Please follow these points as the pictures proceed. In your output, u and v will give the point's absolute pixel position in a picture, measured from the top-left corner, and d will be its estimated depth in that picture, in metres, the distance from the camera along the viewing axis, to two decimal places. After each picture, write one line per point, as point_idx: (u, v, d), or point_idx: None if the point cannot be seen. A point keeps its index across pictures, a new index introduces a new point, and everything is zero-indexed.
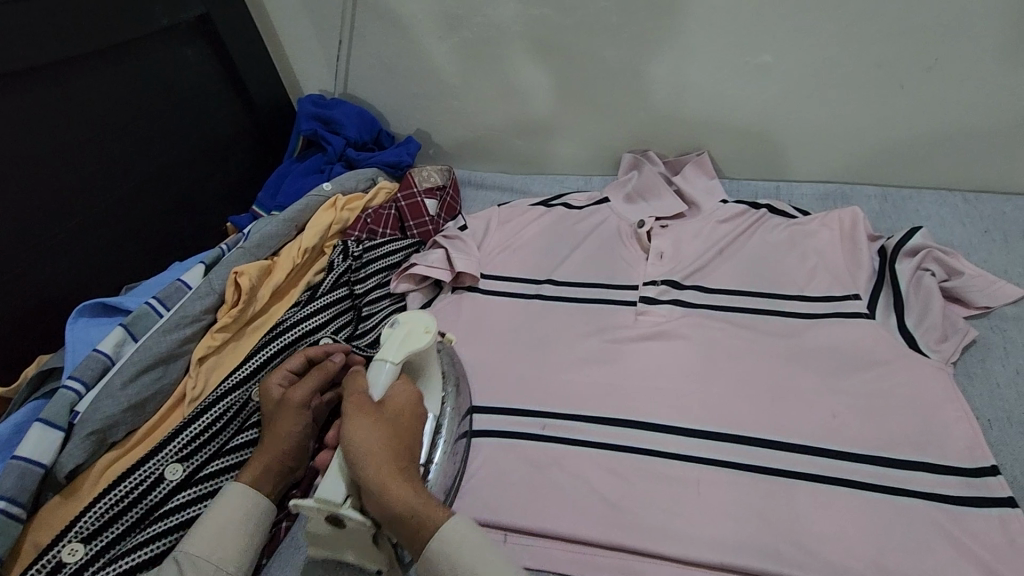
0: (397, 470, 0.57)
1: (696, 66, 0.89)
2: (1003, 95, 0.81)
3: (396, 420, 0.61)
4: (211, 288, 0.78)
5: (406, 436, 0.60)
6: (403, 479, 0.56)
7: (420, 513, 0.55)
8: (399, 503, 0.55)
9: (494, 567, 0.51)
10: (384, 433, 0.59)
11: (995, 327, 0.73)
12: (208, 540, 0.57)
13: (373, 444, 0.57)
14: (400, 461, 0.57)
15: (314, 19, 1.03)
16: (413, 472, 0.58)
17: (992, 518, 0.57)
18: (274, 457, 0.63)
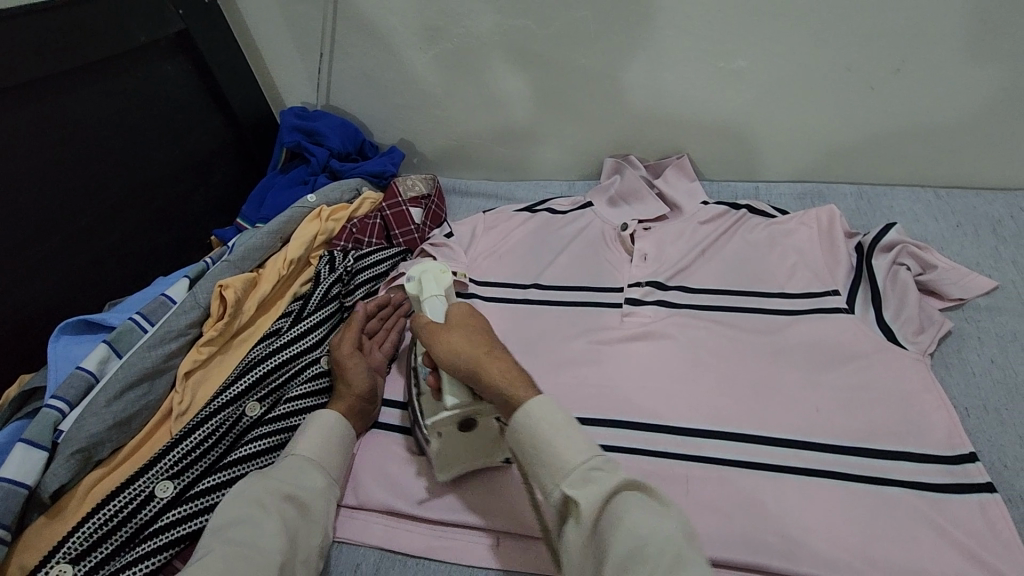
0: (484, 356, 0.59)
1: (673, 72, 0.90)
2: (969, 95, 0.83)
3: (468, 322, 0.64)
4: (196, 301, 0.77)
5: (483, 330, 0.63)
6: (492, 363, 0.59)
7: (512, 388, 0.57)
8: (495, 382, 0.58)
9: (568, 453, 0.53)
10: (459, 335, 0.62)
11: (969, 318, 0.75)
12: (320, 443, 0.66)
13: (453, 344, 0.61)
14: (484, 349, 0.60)
15: (294, 32, 1.03)
16: (502, 356, 0.60)
17: (972, 504, 0.58)
18: (356, 399, 0.71)
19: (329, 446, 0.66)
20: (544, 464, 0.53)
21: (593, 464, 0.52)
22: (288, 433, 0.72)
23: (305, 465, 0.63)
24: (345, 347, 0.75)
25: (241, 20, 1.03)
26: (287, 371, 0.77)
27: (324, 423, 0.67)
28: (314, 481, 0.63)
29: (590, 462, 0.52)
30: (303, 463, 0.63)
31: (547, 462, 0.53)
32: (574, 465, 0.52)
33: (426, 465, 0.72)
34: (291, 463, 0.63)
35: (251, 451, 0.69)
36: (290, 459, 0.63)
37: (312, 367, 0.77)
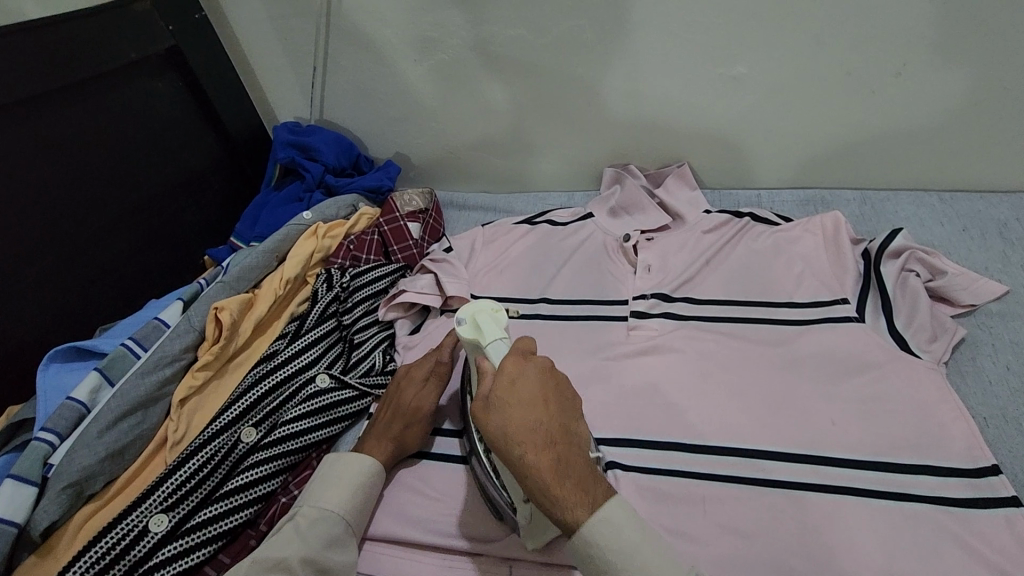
0: (554, 461, 0.52)
1: (672, 81, 0.90)
2: (970, 97, 0.83)
3: (540, 397, 0.56)
4: (191, 325, 0.75)
5: (554, 415, 0.55)
6: (561, 471, 0.52)
7: (577, 502, 0.52)
8: (558, 496, 0.51)
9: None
10: (527, 422, 0.54)
11: (982, 324, 0.74)
12: (357, 504, 0.64)
13: (518, 435, 0.53)
14: (556, 448, 0.53)
15: (285, 47, 1.01)
16: (575, 453, 0.54)
17: (998, 518, 0.57)
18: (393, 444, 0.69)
19: (364, 509, 0.64)
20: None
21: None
22: (286, 459, 0.69)
23: (339, 529, 0.62)
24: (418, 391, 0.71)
25: (232, 34, 1.01)
26: (285, 394, 0.74)
27: (365, 479, 0.65)
28: (344, 549, 0.61)
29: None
30: (339, 528, 0.62)
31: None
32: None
33: (432, 489, 0.69)
34: (328, 525, 0.61)
35: (248, 479, 0.66)
36: (329, 519, 0.62)
37: (309, 388, 0.74)
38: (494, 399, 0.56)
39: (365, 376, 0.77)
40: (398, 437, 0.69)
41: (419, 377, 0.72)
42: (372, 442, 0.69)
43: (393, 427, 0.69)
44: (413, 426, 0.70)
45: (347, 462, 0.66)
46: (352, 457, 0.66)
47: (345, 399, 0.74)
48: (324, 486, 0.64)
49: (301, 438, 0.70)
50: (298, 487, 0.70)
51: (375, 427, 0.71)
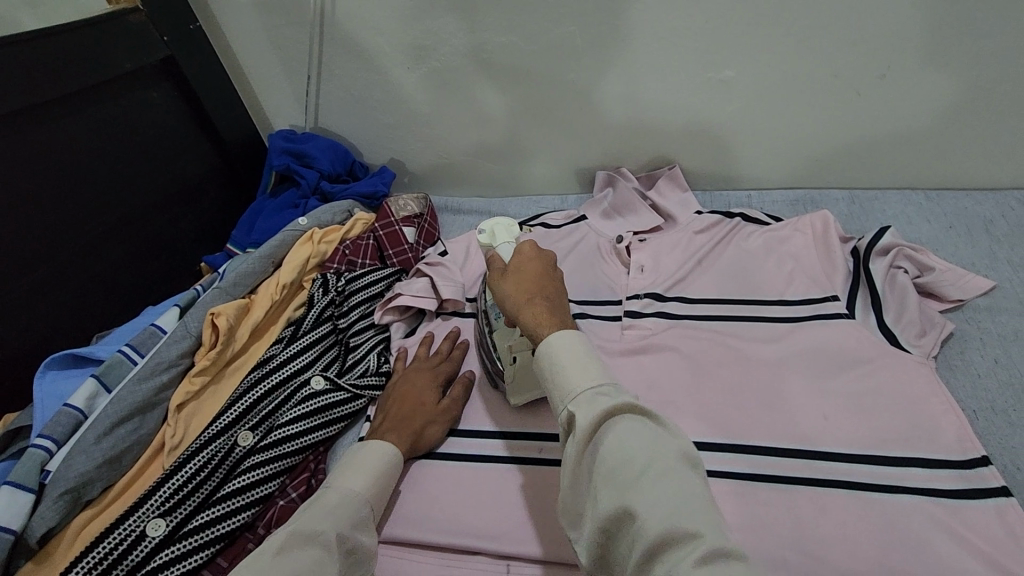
0: (541, 301, 0.60)
1: (662, 85, 0.91)
2: (953, 96, 0.84)
3: (543, 269, 0.65)
4: (187, 331, 0.75)
5: (551, 281, 0.64)
6: (544, 307, 0.59)
7: (550, 322, 0.57)
8: (535, 319, 0.58)
9: (578, 376, 0.50)
10: (526, 276, 0.63)
11: (970, 319, 0.75)
12: (376, 490, 0.63)
13: (519, 285, 0.62)
14: (544, 295, 0.61)
15: (279, 56, 1.02)
16: (560, 302, 0.61)
17: (988, 509, 0.57)
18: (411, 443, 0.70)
19: (380, 498, 0.63)
20: (557, 389, 0.52)
21: (601, 390, 0.49)
22: (283, 462, 0.69)
23: (364, 511, 0.59)
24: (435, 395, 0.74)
25: (226, 44, 1.02)
26: (281, 398, 0.74)
27: (384, 467, 0.65)
28: (367, 531, 0.58)
29: (595, 389, 0.49)
30: (364, 511, 0.59)
31: (557, 387, 0.52)
32: (583, 389, 0.49)
33: (430, 490, 0.69)
34: (353, 505, 0.58)
35: (245, 482, 0.66)
36: (353, 500, 0.59)
37: (305, 391, 0.75)
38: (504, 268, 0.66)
39: (360, 378, 0.78)
40: (417, 433, 0.70)
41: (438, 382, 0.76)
42: (391, 433, 0.69)
43: (414, 422, 0.71)
44: (432, 425, 0.72)
45: (373, 450, 0.65)
46: (379, 446, 0.66)
47: (341, 400, 0.75)
48: (344, 470, 0.63)
49: (298, 440, 0.71)
50: (296, 490, 0.70)
51: (393, 419, 0.71)
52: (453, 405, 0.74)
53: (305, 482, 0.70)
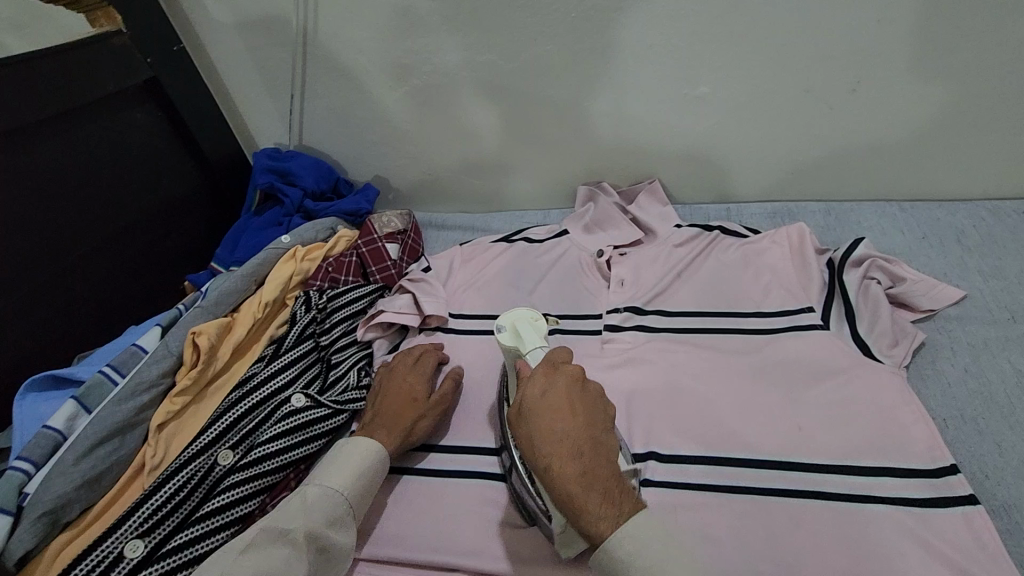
0: (585, 475, 0.53)
1: (639, 102, 0.93)
2: (922, 110, 0.86)
3: (575, 412, 0.57)
4: (169, 350, 0.76)
5: (586, 429, 0.56)
6: (592, 485, 0.53)
7: (600, 510, 0.52)
8: (585, 507, 0.52)
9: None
10: (558, 433, 0.55)
11: (943, 328, 0.76)
12: (359, 487, 0.64)
13: (552, 449, 0.55)
14: (586, 462, 0.54)
15: (263, 76, 1.04)
16: (605, 463, 0.55)
17: (957, 516, 0.58)
18: (401, 434, 0.70)
19: (365, 494, 0.65)
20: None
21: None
22: (263, 480, 0.69)
23: (342, 508, 0.62)
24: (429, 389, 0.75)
25: (211, 65, 1.04)
26: (262, 415, 0.75)
27: (370, 461, 0.66)
28: (344, 527, 0.62)
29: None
30: (342, 508, 0.62)
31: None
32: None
33: (412, 507, 0.70)
34: (330, 503, 0.62)
35: (224, 501, 0.66)
36: (332, 497, 0.62)
37: (285, 409, 0.75)
38: (529, 414, 0.57)
39: (342, 395, 0.78)
40: (409, 428, 0.71)
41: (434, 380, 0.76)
42: (383, 430, 0.70)
43: (405, 418, 0.71)
44: (425, 418, 0.72)
45: (358, 444, 0.67)
46: (367, 442, 0.67)
47: (321, 417, 0.75)
48: (328, 467, 0.65)
49: (278, 458, 0.71)
50: (276, 508, 0.71)
51: (382, 416, 0.72)
52: (444, 397, 0.74)
53: (285, 500, 0.71)
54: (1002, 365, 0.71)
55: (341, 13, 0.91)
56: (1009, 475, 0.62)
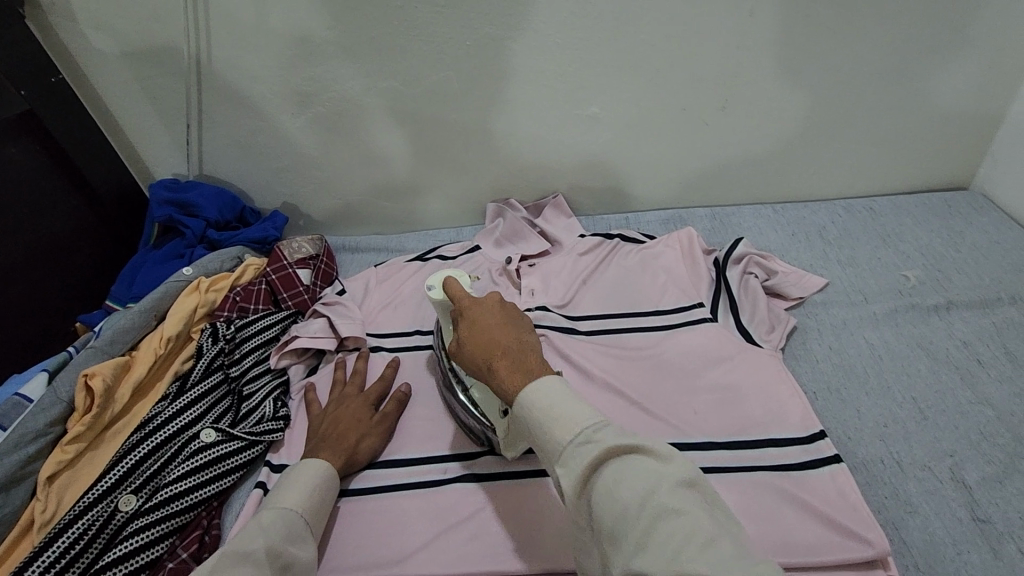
0: (507, 360, 0.56)
1: (538, 122, 0.98)
2: (779, 122, 0.98)
3: (501, 319, 0.61)
4: (57, 397, 0.72)
5: (509, 330, 0.60)
6: (512, 364, 0.56)
7: (522, 379, 0.55)
8: (507, 382, 0.55)
9: (558, 431, 0.50)
10: (486, 336, 0.59)
11: (810, 313, 0.86)
12: (313, 501, 0.64)
13: (477, 344, 0.59)
14: (511, 354, 0.57)
15: (156, 105, 1.00)
16: (528, 349, 0.58)
17: (826, 475, 0.66)
18: (344, 452, 0.70)
19: (320, 509, 0.64)
20: (543, 445, 0.51)
21: (581, 436, 0.49)
22: (173, 521, 0.67)
23: (298, 524, 0.61)
24: (366, 407, 0.76)
25: (97, 97, 1.00)
26: (168, 455, 0.72)
27: (318, 481, 0.66)
28: (304, 545, 0.60)
29: (577, 437, 0.49)
30: (300, 525, 0.61)
31: (544, 445, 0.51)
32: (563, 443, 0.49)
33: (335, 526, 0.69)
34: (288, 519, 0.60)
35: (127, 549, 0.64)
36: (287, 517, 0.60)
37: (193, 446, 0.72)
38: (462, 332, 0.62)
39: (254, 426, 0.76)
40: (353, 448, 0.71)
41: (371, 398, 0.78)
42: (326, 451, 0.70)
43: (349, 437, 0.72)
44: (367, 438, 0.73)
45: (304, 468, 0.66)
46: (316, 463, 0.67)
47: (233, 450, 0.73)
48: (277, 493, 0.64)
49: (187, 498, 0.68)
50: (187, 550, 0.67)
51: (326, 437, 0.71)
52: (386, 418, 0.76)
53: (197, 540, 0.67)
54: (857, 341, 0.81)
55: (236, 42, 0.91)
56: (866, 435, 0.71)
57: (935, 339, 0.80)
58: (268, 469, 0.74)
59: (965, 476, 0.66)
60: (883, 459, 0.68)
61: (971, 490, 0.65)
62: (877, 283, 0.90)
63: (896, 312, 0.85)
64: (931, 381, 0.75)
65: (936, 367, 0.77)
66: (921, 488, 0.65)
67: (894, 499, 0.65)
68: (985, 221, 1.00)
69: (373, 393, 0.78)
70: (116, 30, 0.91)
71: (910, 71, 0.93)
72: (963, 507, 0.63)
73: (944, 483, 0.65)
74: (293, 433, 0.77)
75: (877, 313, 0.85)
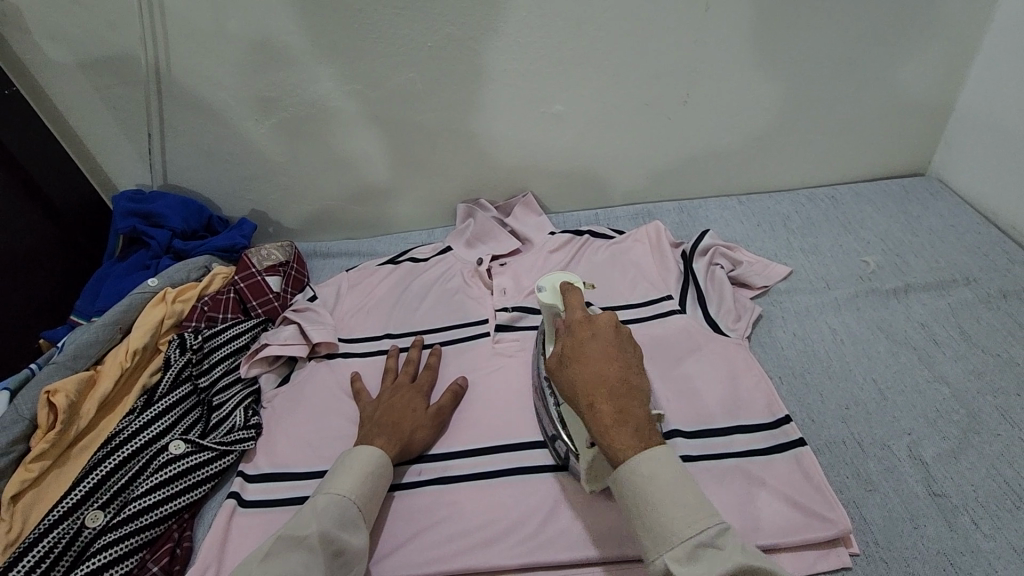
0: (610, 406, 0.56)
1: (504, 121, 0.99)
2: (739, 115, 1.00)
3: (612, 350, 0.60)
4: (19, 414, 0.71)
5: (621, 370, 0.58)
6: (618, 415, 0.55)
7: (630, 442, 0.54)
8: (613, 438, 0.54)
9: (678, 523, 0.49)
10: (598, 374, 0.58)
11: (775, 301, 0.88)
12: (367, 489, 0.63)
13: (586, 386, 0.57)
14: (619, 399, 0.56)
15: (115, 115, 0.98)
16: (636, 401, 0.56)
17: (791, 458, 0.67)
18: (396, 435, 0.69)
19: (374, 495, 0.64)
20: (652, 527, 0.50)
21: (704, 540, 0.48)
22: (143, 535, 0.66)
23: (351, 512, 0.61)
24: (421, 399, 0.75)
25: (54, 109, 0.98)
26: (136, 469, 0.71)
27: (374, 467, 0.64)
28: (356, 532, 0.60)
29: (699, 538, 0.48)
30: (353, 512, 0.61)
31: (655, 528, 0.50)
32: (681, 538, 0.49)
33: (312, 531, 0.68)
34: (340, 508, 0.60)
35: (96, 566, 0.63)
36: (340, 503, 0.60)
37: (162, 458, 0.72)
38: (565, 355, 0.61)
39: (225, 436, 0.76)
40: (408, 437, 0.70)
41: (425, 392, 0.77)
42: (380, 437, 0.69)
43: (403, 426, 0.71)
44: (422, 427, 0.72)
45: (361, 453, 0.65)
46: (371, 449, 0.66)
47: (204, 461, 0.72)
48: (333, 475, 0.64)
49: (156, 511, 0.67)
50: (158, 564, 0.66)
51: (381, 423, 0.71)
52: (442, 410, 0.75)
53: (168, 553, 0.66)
54: (821, 327, 0.83)
55: (195, 49, 0.90)
56: (828, 417, 0.72)
57: (894, 322, 0.83)
58: (241, 479, 0.73)
59: (923, 453, 0.68)
60: (845, 440, 0.70)
61: (927, 466, 0.67)
62: (839, 270, 0.92)
63: (857, 297, 0.87)
64: (890, 363, 0.78)
65: (895, 348, 0.79)
66: (881, 466, 0.67)
67: (856, 478, 0.67)
68: (940, 206, 1.03)
69: (427, 388, 0.77)
70: (70, 39, 0.90)
71: (863, 61, 0.96)
72: (921, 483, 0.65)
73: (903, 460, 0.67)
74: (269, 441, 0.77)
75: (838, 299, 0.87)
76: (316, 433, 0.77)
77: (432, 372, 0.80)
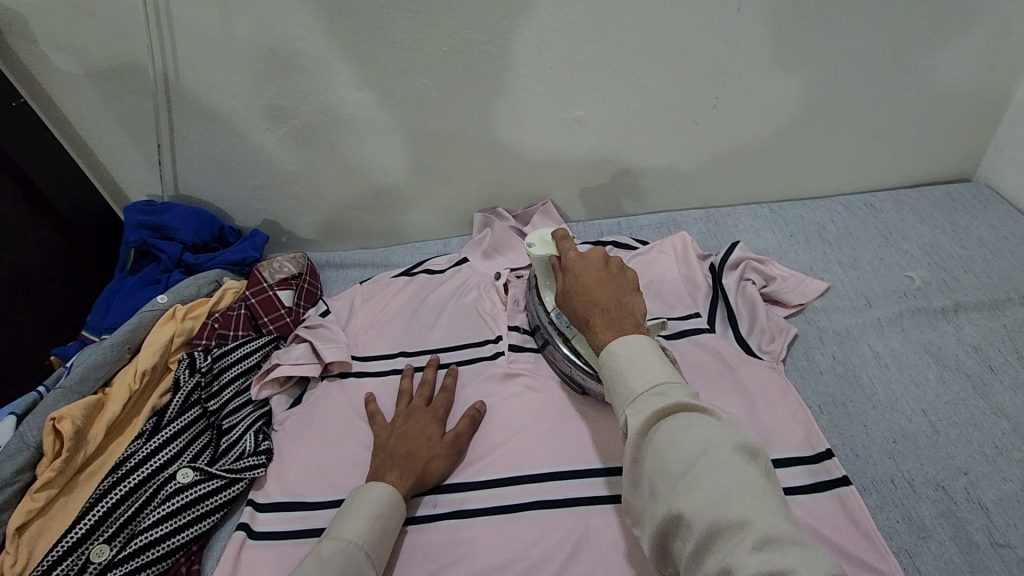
0: (603, 316, 0.59)
1: (523, 127, 0.94)
2: (772, 117, 0.94)
3: (603, 277, 0.63)
4: (24, 443, 0.70)
5: (612, 290, 0.62)
6: (608, 321, 0.59)
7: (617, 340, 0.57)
8: (600, 335, 0.58)
9: (635, 379, 0.53)
10: (590, 294, 0.62)
11: (812, 320, 0.83)
12: (374, 534, 0.60)
13: (580, 305, 0.62)
14: (607, 309, 0.60)
15: (124, 124, 0.96)
16: (626, 311, 0.59)
17: (833, 498, 0.62)
18: (411, 471, 0.67)
19: (382, 541, 0.60)
20: (619, 389, 0.54)
21: (658, 389, 0.51)
22: (149, 571, 0.64)
23: (357, 560, 0.57)
24: (437, 425, 0.72)
25: (63, 119, 0.96)
26: (142, 499, 0.69)
27: (382, 509, 0.62)
28: None
29: (654, 387, 0.51)
30: (358, 560, 0.57)
31: (620, 386, 0.54)
32: (638, 390, 0.52)
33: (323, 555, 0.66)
34: (345, 556, 0.57)
35: None
36: (345, 550, 0.57)
37: (169, 487, 0.69)
38: (567, 286, 0.65)
39: (234, 462, 0.73)
40: (422, 471, 0.67)
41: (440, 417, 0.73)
42: (392, 472, 0.66)
43: (416, 457, 0.68)
44: (437, 458, 0.69)
45: (369, 493, 0.62)
46: (381, 488, 0.63)
47: (212, 490, 0.70)
48: (340, 517, 0.61)
49: (162, 545, 0.65)
50: None
51: (394, 455, 0.68)
52: (458, 439, 0.71)
53: None
54: (863, 350, 0.78)
55: (203, 56, 0.87)
56: (874, 451, 0.67)
57: (943, 344, 0.77)
58: (251, 508, 0.70)
59: (981, 496, 0.63)
60: (894, 479, 0.65)
61: (988, 512, 0.61)
62: (880, 286, 0.86)
63: (902, 316, 0.81)
64: (942, 391, 0.72)
65: (946, 375, 0.74)
66: (935, 510, 0.62)
67: (908, 522, 0.62)
68: (990, 215, 0.96)
69: (443, 412, 0.74)
70: (76, 49, 0.87)
71: (908, 60, 0.89)
72: (981, 530, 0.60)
73: (960, 504, 0.62)
74: (278, 468, 0.74)
75: (882, 318, 0.81)
76: (326, 459, 0.74)
77: (448, 394, 0.76)
